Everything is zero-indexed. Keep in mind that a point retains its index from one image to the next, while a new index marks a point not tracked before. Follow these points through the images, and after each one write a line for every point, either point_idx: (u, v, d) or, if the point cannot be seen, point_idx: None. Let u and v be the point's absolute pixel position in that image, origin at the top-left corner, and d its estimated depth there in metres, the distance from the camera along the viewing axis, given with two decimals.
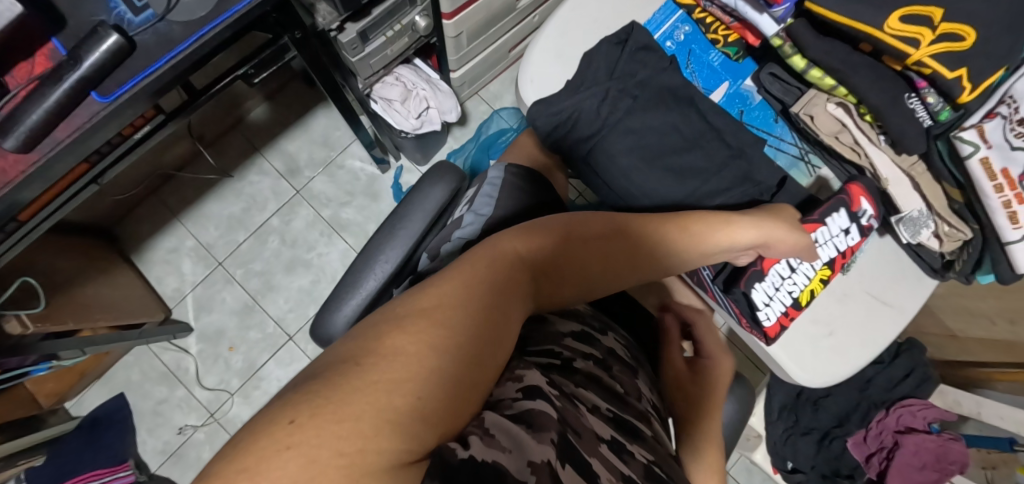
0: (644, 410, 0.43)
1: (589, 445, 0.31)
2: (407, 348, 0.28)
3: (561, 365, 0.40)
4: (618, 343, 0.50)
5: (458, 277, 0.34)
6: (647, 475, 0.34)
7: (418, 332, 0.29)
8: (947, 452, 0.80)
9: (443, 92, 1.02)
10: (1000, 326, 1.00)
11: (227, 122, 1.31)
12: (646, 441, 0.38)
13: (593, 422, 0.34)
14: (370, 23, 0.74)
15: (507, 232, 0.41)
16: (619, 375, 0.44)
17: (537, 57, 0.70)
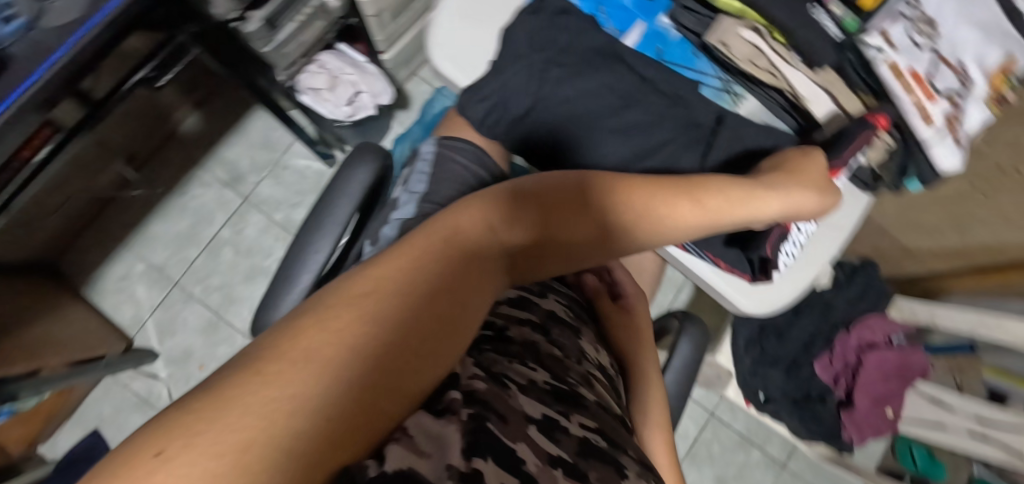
0: (586, 372, 0.43)
1: (516, 428, 0.29)
2: (342, 341, 0.27)
3: (494, 336, 0.40)
4: (560, 305, 0.50)
5: (407, 260, 0.34)
6: (582, 451, 0.31)
7: (352, 324, 0.28)
8: (908, 361, 0.85)
9: (371, 74, 0.99)
10: (948, 236, 1.03)
11: (158, 137, 1.26)
12: (588, 409, 0.37)
13: (522, 398, 0.33)
14: (274, 9, 0.70)
15: (481, 202, 0.43)
16: (558, 339, 0.44)
17: (443, 25, 0.67)
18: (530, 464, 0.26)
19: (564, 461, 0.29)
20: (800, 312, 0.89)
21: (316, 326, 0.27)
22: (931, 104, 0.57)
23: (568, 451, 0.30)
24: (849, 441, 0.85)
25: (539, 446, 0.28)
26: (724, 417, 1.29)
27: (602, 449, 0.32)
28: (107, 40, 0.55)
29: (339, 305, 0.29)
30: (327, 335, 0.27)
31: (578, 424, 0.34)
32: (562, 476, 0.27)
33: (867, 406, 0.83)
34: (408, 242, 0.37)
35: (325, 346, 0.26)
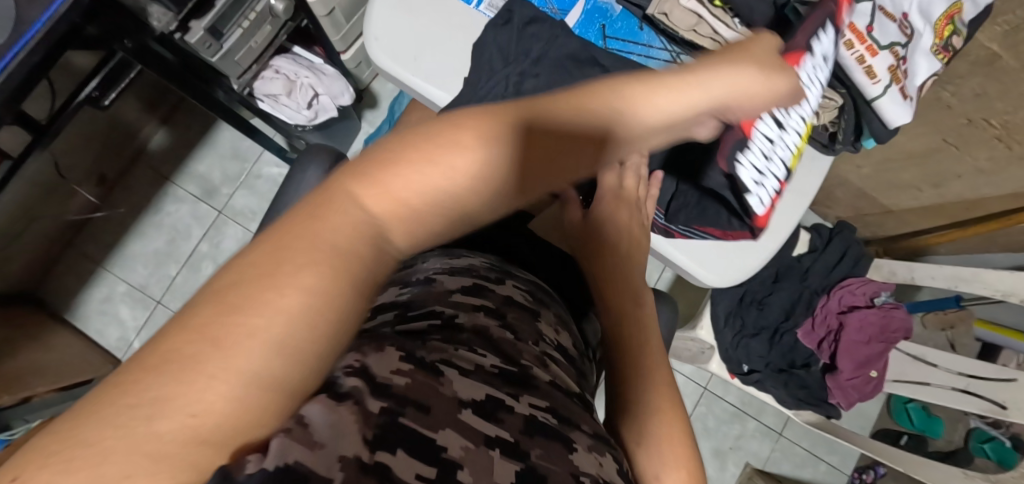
0: (542, 353, 0.41)
1: (442, 415, 0.26)
2: (295, 299, 0.21)
3: (443, 324, 0.38)
4: (518, 291, 0.49)
5: (403, 191, 0.25)
6: (526, 428, 0.30)
7: (310, 274, 0.22)
8: (890, 321, 0.84)
9: (329, 75, 0.98)
10: (926, 193, 1.01)
11: (126, 157, 1.25)
12: (539, 389, 0.35)
13: (460, 381, 0.30)
14: (216, 16, 0.69)
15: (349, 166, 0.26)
16: (514, 323, 0.42)
17: (387, 30, 0.57)
18: (453, 450, 0.25)
19: (505, 441, 0.28)
20: (779, 281, 0.89)
21: (274, 265, 0.22)
22: (873, 59, 0.49)
23: (511, 430, 0.29)
24: (836, 404, 0.86)
25: (473, 427, 0.27)
26: (716, 391, 1.29)
27: (551, 426, 0.31)
28: (38, 61, 0.53)
29: (314, 236, 0.23)
30: (278, 291, 0.21)
31: (527, 403, 0.32)
32: (499, 455, 0.26)
33: (851, 369, 0.83)
34: (420, 148, 0.26)
35: (276, 305, 0.21)
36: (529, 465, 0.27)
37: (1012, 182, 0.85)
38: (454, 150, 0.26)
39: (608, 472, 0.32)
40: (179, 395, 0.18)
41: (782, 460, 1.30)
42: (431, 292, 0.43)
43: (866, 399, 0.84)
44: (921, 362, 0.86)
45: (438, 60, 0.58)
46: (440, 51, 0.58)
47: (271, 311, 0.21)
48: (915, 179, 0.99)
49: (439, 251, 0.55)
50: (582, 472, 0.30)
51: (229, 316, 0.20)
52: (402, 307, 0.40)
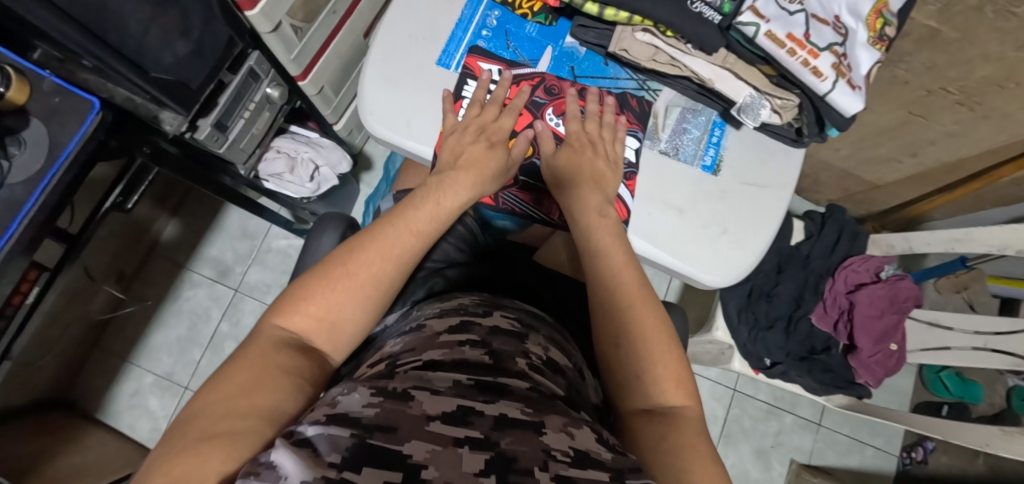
0: (526, 367, 0.45)
1: (407, 431, 0.32)
2: (321, 314, 0.45)
3: (426, 364, 0.43)
4: (506, 319, 0.54)
5: (384, 256, 0.48)
6: (496, 424, 0.34)
7: (337, 313, 0.46)
8: (898, 292, 0.86)
9: (326, 147, 1.04)
10: (907, 163, 1.05)
11: (141, 251, 1.31)
12: (513, 393, 0.39)
13: (431, 399, 0.36)
14: (221, 112, 0.76)
15: (290, 307, 0.46)
16: (498, 346, 0.47)
17: (381, 103, 0.58)
18: (418, 455, 0.30)
19: (475, 438, 0.32)
20: (783, 270, 0.91)
21: (311, 297, 0.46)
22: (817, 60, 0.49)
23: (480, 429, 0.33)
24: (865, 384, 0.88)
25: (441, 434, 0.32)
26: (746, 390, 1.29)
27: (521, 419, 0.35)
28: (70, 180, 0.59)
29: (324, 293, 0.46)
30: (313, 314, 0.45)
31: (504, 406, 0.36)
32: (467, 451, 0.31)
33: (871, 345, 0.85)
34: (350, 264, 0.47)
35: (311, 316, 0.45)
36: (498, 452, 0.31)
37: (984, 140, 0.88)
38: (400, 231, 0.49)
39: (580, 441, 0.35)
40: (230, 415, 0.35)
41: (827, 451, 1.29)
42: (424, 338, 0.49)
43: (890, 373, 0.86)
44: (936, 327, 0.87)
45: (434, 126, 0.59)
46: (435, 118, 0.59)
47: (254, 372, 0.40)
48: (892, 151, 1.03)
49: (436, 298, 0.60)
50: (553, 447, 0.33)
51: (276, 345, 0.43)
52: (398, 358, 0.46)
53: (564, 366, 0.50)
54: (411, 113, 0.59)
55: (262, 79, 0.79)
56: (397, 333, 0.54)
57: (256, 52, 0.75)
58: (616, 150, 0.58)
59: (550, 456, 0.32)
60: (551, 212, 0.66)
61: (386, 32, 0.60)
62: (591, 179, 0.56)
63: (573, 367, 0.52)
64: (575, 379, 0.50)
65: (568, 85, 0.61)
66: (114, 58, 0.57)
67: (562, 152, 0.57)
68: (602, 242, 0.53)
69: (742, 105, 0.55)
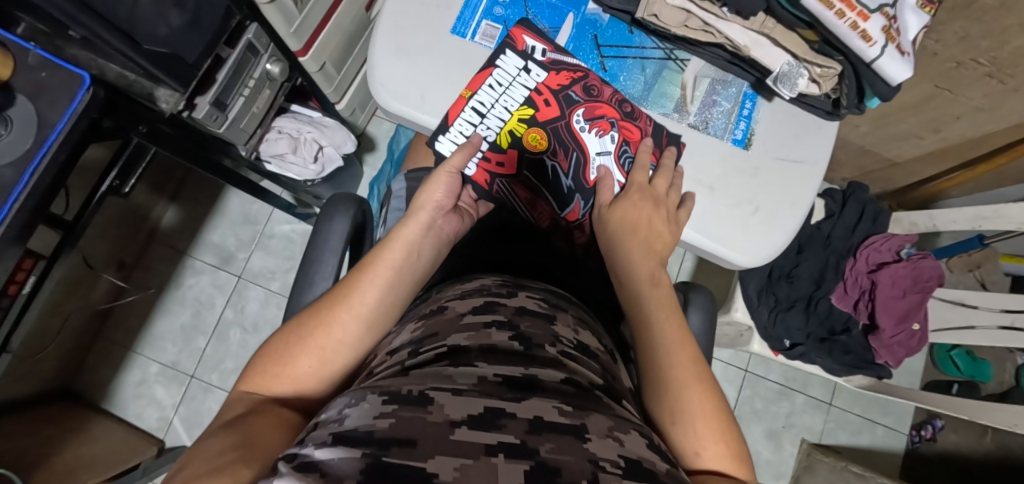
0: (558, 353, 0.42)
1: (430, 445, 0.29)
2: (296, 382, 0.44)
3: (450, 350, 0.41)
4: (532, 299, 0.51)
5: (349, 312, 0.45)
6: (530, 428, 0.32)
7: (307, 369, 0.44)
8: (920, 271, 0.83)
9: (330, 126, 0.99)
10: (928, 139, 1.02)
11: (141, 238, 1.28)
12: (547, 390, 0.37)
13: (454, 401, 0.33)
14: (220, 89, 0.73)
15: (265, 369, 0.45)
16: (528, 331, 0.45)
17: (392, 75, 0.55)
18: (444, 474, 0.26)
19: (509, 444, 0.30)
20: (804, 251, 0.89)
21: (284, 362, 0.44)
22: (866, 23, 0.46)
23: (515, 433, 0.31)
24: (885, 364, 0.86)
25: (468, 442, 0.29)
26: (758, 371, 1.28)
27: (558, 423, 0.33)
28: (64, 160, 0.56)
29: (294, 351, 0.44)
30: (287, 379, 0.44)
31: (538, 407, 0.34)
32: (503, 460, 0.28)
33: (893, 325, 0.83)
34: (314, 322, 0.45)
35: (289, 382, 0.44)
36: (539, 461, 0.29)
37: (1013, 114, 0.86)
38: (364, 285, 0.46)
39: (631, 448, 0.33)
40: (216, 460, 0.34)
41: (838, 431, 1.28)
42: (448, 320, 0.46)
43: (912, 354, 0.84)
44: (961, 306, 0.85)
45: (449, 98, 0.56)
46: (450, 89, 0.56)
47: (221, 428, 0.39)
48: (914, 127, 1.00)
49: (453, 280, 0.57)
50: (601, 457, 0.31)
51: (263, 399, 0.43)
52: (427, 339, 0.44)
53: (596, 350, 0.48)
54: (425, 85, 0.55)
55: (262, 54, 0.76)
56: (415, 315, 0.51)
57: (254, 23, 0.72)
58: (682, 218, 0.54)
59: (598, 467, 0.30)
60: (541, 219, 0.62)
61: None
62: (647, 239, 0.52)
63: (605, 350, 0.50)
64: (610, 364, 0.47)
65: (609, 92, 0.57)
66: (105, 30, 0.53)
67: (618, 205, 0.55)
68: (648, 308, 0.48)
69: (778, 74, 0.53)
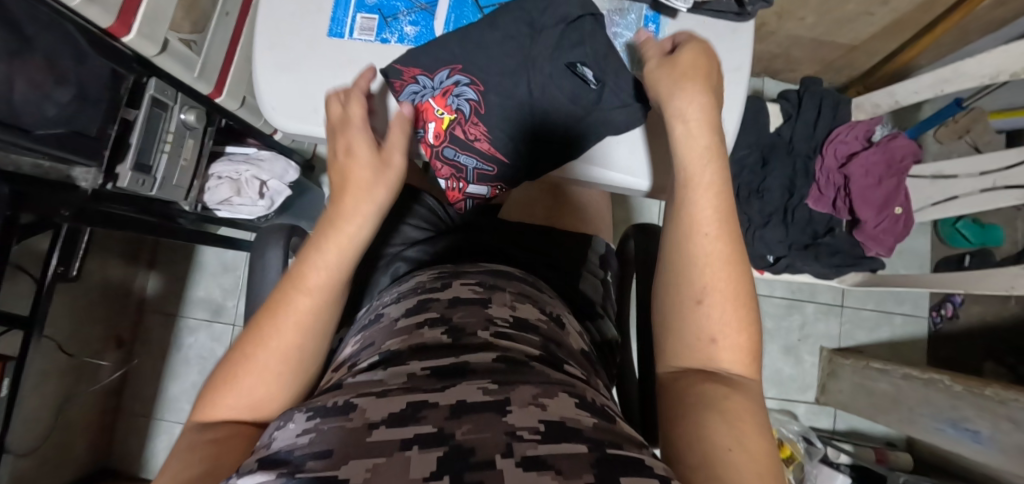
0: (490, 335, 0.39)
1: (345, 448, 0.27)
2: (243, 404, 0.40)
3: (386, 358, 0.38)
4: (467, 286, 0.47)
5: (291, 327, 0.41)
6: (453, 412, 0.29)
7: (256, 390, 0.40)
8: (893, 152, 0.80)
9: (267, 158, 0.95)
10: (879, 13, 0.97)
11: (128, 310, 1.29)
12: (477, 371, 0.34)
13: (377, 402, 0.31)
14: (138, 152, 0.72)
15: (214, 389, 0.40)
16: (461, 321, 0.41)
17: (279, 94, 0.53)
18: (355, 478, 0.25)
19: (425, 434, 0.28)
20: (768, 163, 0.85)
21: (229, 387, 0.40)
22: None
23: (433, 422, 0.29)
24: (876, 255, 0.84)
25: (385, 440, 0.27)
26: (763, 292, 1.25)
27: (481, 402, 0.30)
28: None
29: (242, 367, 0.40)
30: (229, 403, 0.40)
31: (462, 390, 0.32)
32: (417, 452, 0.26)
33: (874, 215, 0.80)
34: (256, 338, 0.41)
35: (237, 406, 0.40)
36: (453, 445, 0.27)
37: None
38: (306, 297, 0.42)
39: (554, 410, 0.31)
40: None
41: (855, 331, 1.26)
42: (383, 328, 0.43)
43: (900, 239, 0.81)
44: (941, 179, 0.81)
45: None
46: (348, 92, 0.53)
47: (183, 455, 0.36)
48: (861, 4, 0.95)
49: (394, 284, 0.53)
50: (519, 427, 0.28)
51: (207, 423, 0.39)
52: (367, 348, 0.41)
53: (536, 322, 0.44)
54: (317, 96, 0.53)
55: (171, 106, 0.75)
56: (358, 327, 0.48)
57: (153, 78, 0.71)
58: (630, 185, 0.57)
59: (515, 437, 0.27)
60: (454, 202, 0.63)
61: (265, 15, 0.54)
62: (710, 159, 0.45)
63: (548, 318, 0.47)
64: (552, 333, 0.44)
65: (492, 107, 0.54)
66: None
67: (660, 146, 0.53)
68: (693, 190, 0.45)
69: None
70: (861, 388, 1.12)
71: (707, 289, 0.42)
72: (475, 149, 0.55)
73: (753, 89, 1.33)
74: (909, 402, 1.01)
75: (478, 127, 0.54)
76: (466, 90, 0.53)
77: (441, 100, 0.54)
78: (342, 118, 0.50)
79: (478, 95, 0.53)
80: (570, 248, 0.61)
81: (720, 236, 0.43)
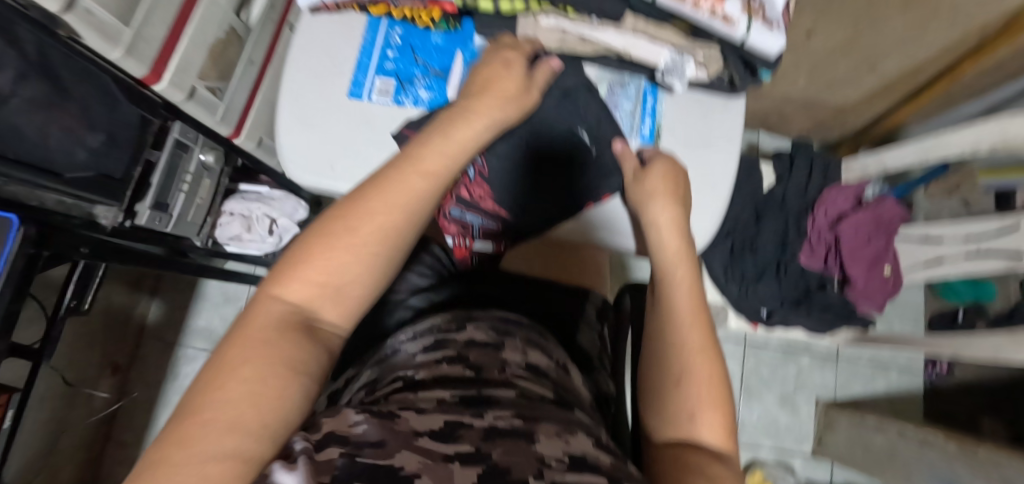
0: (509, 376, 0.42)
1: (398, 443, 0.30)
2: (327, 282, 0.37)
3: (408, 385, 0.41)
4: (481, 330, 0.49)
5: (401, 207, 0.40)
6: (489, 435, 0.33)
7: (347, 271, 0.38)
8: (882, 214, 0.84)
9: (278, 198, 0.98)
10: (868, 79, 1.02)
11: (128, 337, 1.30)
12: (501, 402, 0.37)
13: (418, 416, 0.34)
14: (157, 191, 0.75)
15: (303, 257, 0.37)
16: (477, 359, 0.44)
17: (299, 152, 0.56)
18: (410, 468, 0.28)
19: (466, 452, 0.31)
20: (762, 218, 0.88)
21: (320, 261, 0.37)
22: (725, 6, 0.45)
23: (470, 442, 0.32)
24: (866, 313, 0.86)
25: (431, 450, 0.30)
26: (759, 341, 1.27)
27: (509, 430, 0.34)
28: (11, 303, 0.58)
29: (340, 243, 0.38)
30: (314, 279, 0.37)
31: (493, 417, 0.35)
32: (459, 466, 0.29)
33: (865, 273, 0.83)
34: (360, 213, 0.39)
35: (320, 283, 0.37)
36: (491, 464, 0.30)
37: (937, 39, 0.87)
38: (423, 180, 0.41)
39: (577, 445, 0.34)
40: (237, 427, 0.29)
41: (851, 383, 1.27)
42: (400, 361, 0.46)
43: (890, 297, 0.84)
44: (928, 241, 0.84)
45: (357, 162, 0.56)
46: (364, 151, 0.57)
47: (265, 340, 0.34)
48: (851, 69, 1.00)
49: (408, 326, 0.55)
50: (547, 456, 0.32)
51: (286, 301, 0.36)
52: (381, 380, 0.43)
53: (547, 368, 0.47)
54: (335, 155, 0.56)
55: (192, 147, 0.78)
56: (373, 362, 0.50)
57: (178, 122, 0.74)
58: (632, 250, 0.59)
59: (544, 464, 0.31)
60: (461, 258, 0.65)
61: (290, 78, 0.58)
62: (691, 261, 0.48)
63: (555, 365, 0.49)
64: (560, 380, 0.47)
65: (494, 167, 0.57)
66: (22, 171, 0.57)
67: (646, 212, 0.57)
68: (676, 273, 0.48)
69: (664, 69, 0.53)
70: (858, 442, 1.12)
71: (686, 373, 0.43)
72: None
73: (748, 143, 1.38)
74: (905, 458, 1.01)
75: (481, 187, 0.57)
76: None
77: None
78: (508, 43, 0.51)
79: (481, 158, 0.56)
80: (569, 303, 0.63)
81: (700, 332, 0.45)
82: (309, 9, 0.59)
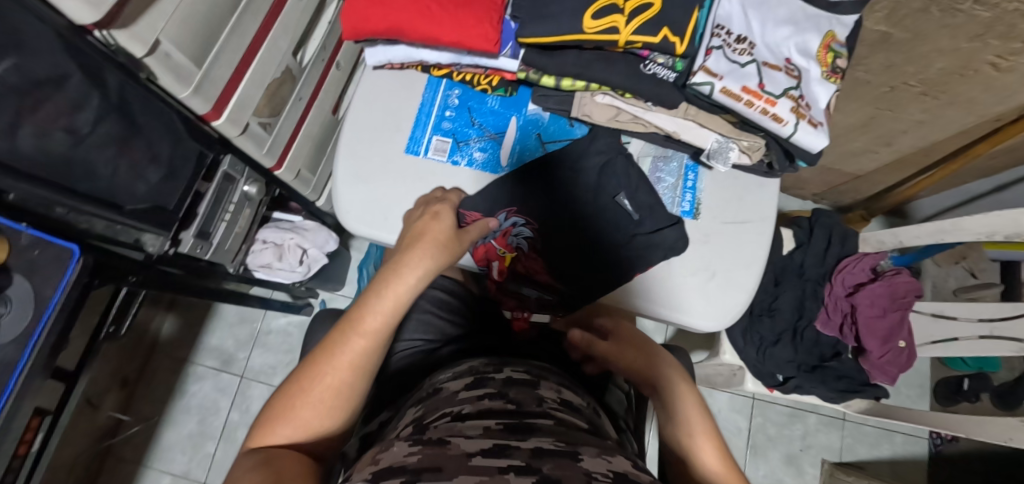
0: (547, 408, 0.43)
1: (453, 468, 0.31)
2: (307, 416, 0.44)
3: (458, 414, 0.41)
4: (518, 371, 0.51)
5: (363, 340, 0.45)
6: (534, 454, 0.33)
7: (322, 402, 0.44)
8: (897, 288, 0.86)
9: (311, 228, 1.03)
10: (884, 153, 1.07)
11: (140, 353, 1.30)
12: (543, 429, 0.38)
13: (468, 442, 0.35)
14: (202, 221, 0.78)
15: (289, 399, 0.45)
16: (516, 396, 0.45)
17: (353, 202, 0.59)
18: None
19: (517, 464, 0.31)
20: (780, 283, 0.91)
21: (300, 401, 0.44)
22: (775, 107, 0.49)
23: (520, 457, 0.32)
24: (880, 383, 0.87)
25: (484, 465, 0.31)
26: (766, 398, 1.29)
27: (554, 450, 0.34)
28: (62, 329, 0.59)
29: (315, 382, 0.44)
30: (293, 423, 0.44)
31: (538, 440, 0.36)
32: (514, 475, 0.30)
33: (879, 345, 0.85)
34: (333, 352, 0.45)
35: (304, 417, 0.44)
36: (542, 474, 0.30)
37: (954, 123, 0.91)
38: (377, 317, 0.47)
39: (618, 465, 0.35)
40: None
41: (857, 446, 1.28)
42: (443, 397, 0.47)
43: (904, 370, 0.85)
44: (941, 317, 0.87)
45: None
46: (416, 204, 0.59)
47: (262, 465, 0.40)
48: (867, 144, 1.05)
49: (444, 368, 0.55)
50: (593, 471, 0.32)
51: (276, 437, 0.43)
52: (424, 416, 0.44)
53: (580, 406, 0.48)
54: (388, 207, 0.59)
55: (238, 179, 0.81)
56: (412, 401, 0.50)
57: (228, 155, 0.77)
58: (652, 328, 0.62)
59: (592, 477, 0.31)
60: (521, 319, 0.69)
61: (349, 131, 0.62)
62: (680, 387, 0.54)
63: (588, 406, 0.50)
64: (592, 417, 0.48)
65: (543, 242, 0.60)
66: (84, 203, 0.59)
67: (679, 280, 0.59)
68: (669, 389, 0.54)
69: (709, 151, 0.56)
70: None
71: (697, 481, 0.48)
72: (537, 280, 0.62)
73: None
74: None
75: (535, 260, 0.61)
76: (521, 230, 0.60)
77: (501, 239, 0.60)
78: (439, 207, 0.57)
79: (533, 232, 0.60)
80: None
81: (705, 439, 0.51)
82: (372, 65, 0.62)
